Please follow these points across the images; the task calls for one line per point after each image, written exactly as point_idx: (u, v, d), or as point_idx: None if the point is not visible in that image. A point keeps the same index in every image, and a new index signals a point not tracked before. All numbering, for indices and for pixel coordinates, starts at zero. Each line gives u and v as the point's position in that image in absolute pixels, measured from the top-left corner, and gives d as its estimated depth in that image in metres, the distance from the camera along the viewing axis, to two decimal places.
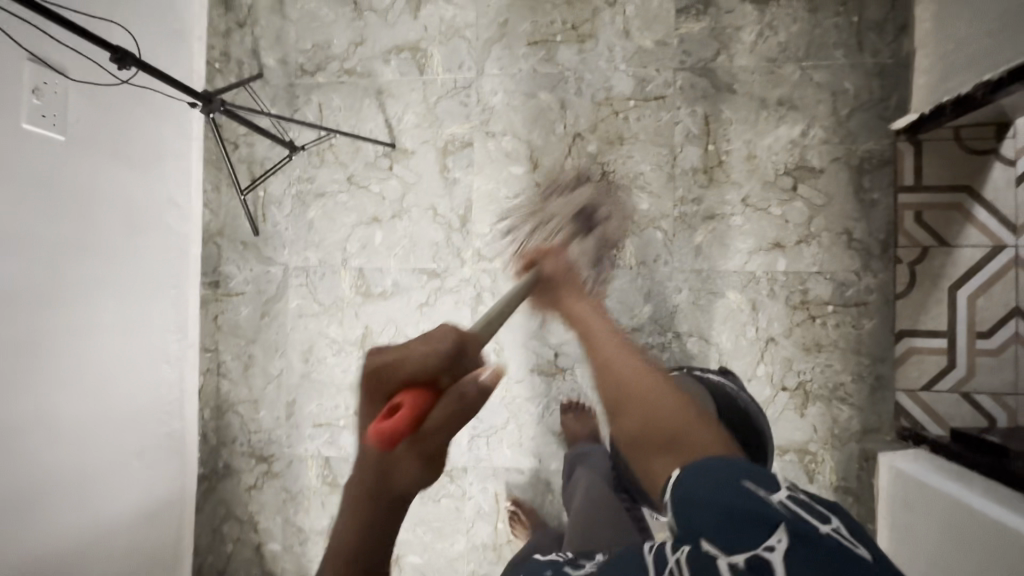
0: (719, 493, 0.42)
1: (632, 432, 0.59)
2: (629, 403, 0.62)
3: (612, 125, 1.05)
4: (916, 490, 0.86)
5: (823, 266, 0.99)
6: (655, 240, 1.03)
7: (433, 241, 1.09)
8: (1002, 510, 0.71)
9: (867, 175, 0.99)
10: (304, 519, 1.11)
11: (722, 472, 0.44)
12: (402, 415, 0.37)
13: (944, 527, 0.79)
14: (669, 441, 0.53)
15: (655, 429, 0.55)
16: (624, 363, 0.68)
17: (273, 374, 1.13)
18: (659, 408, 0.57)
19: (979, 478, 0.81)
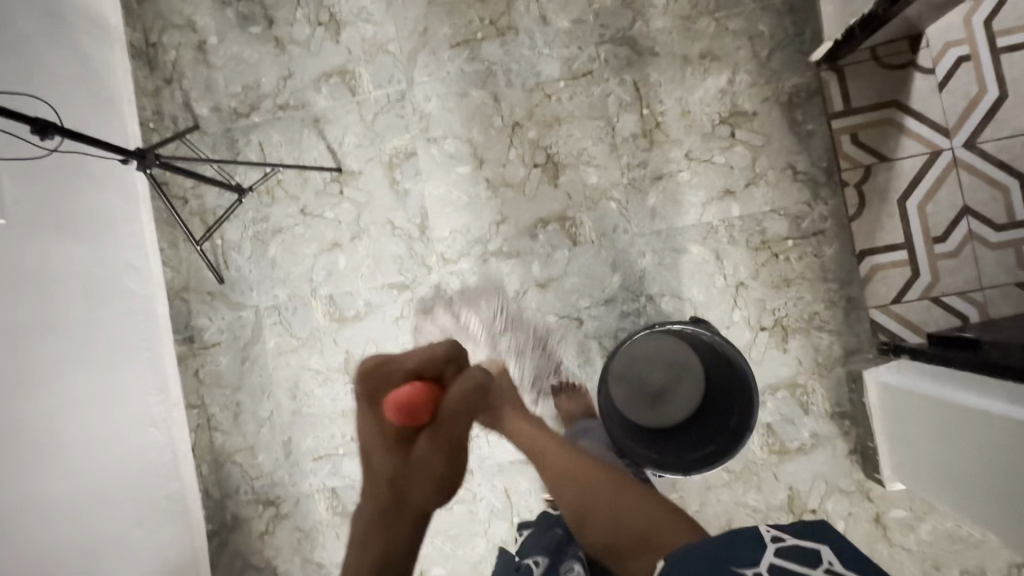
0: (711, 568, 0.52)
1: (599, 534, 0.65)
2: (591, 511, 0.67)
3: (547, 108, 1.07)
4: (916, 402, 0.85)
5: (775, 204, 1.01)
6: (610, 211, 1.05)
7: (397, 255, 1.10)
8: (998, 400, 0.71)
9: (798, 109, 1.01)
10: (321, 554, 1.10)
11: (710, 556, 0.53)
12: (422, 395, 0.64)
13: (950, 431, 0.78)
14: (641, 548, 0.60)
15: (625, 529, 0.63)
16: (574, 469, 0.73)
17: (264, 417, 1.12)
18: (627, 513, 0.64)
19: (955, 372, 0.83)
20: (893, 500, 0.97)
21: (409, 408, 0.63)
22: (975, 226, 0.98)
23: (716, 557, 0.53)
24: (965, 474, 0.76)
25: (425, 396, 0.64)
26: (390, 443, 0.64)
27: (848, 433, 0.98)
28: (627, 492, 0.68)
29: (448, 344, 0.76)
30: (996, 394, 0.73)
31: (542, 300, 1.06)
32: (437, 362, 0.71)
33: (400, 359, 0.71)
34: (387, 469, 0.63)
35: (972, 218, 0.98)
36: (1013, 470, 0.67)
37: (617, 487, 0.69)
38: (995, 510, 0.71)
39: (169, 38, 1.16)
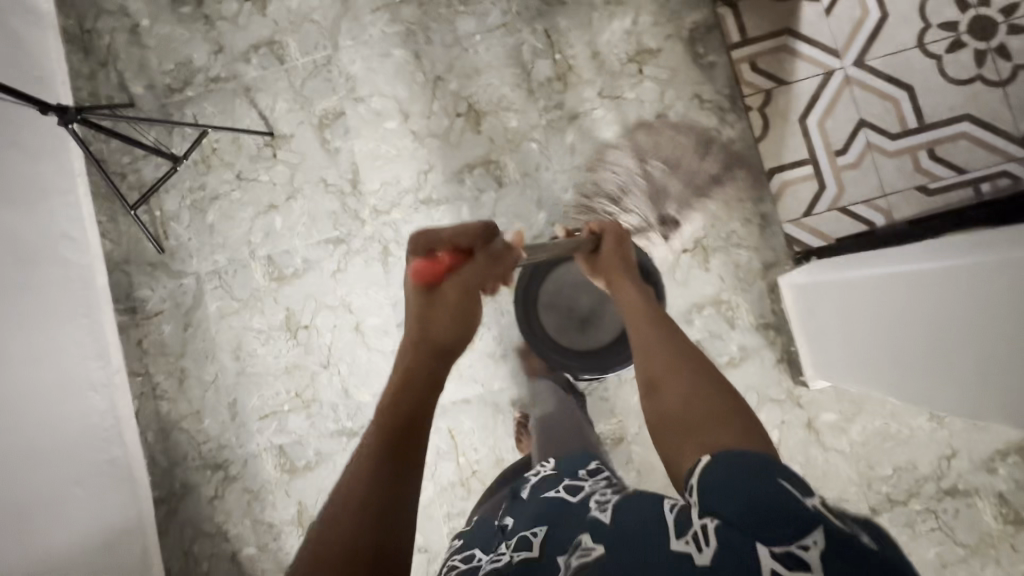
0: (759, 480, 0.41)
1: (663, 409, 0.59)
2: (661, 381, 0.62)
3: (466, 61, 1.12)
4: (856, 294, 0.82)
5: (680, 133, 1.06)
6: (532, 151, 1.09)
7: (332, 211, 1.13)
8: (946, 256, 0.67)
9: (699, 43, 1.07)
10: (272, 513, 1.10)
11: (752, 464, 0.43)
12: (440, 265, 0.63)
13: (890, 309, 0.74)
14: (686, 433, 0.54)
15: (688, 413, 0.56)
16: (661, 343, 0.66)
17: (209, 381, 1.13)
18: (696, 401, 0.57)
19: (857, 258, 0.89)
20: (822, 404, 1.00)
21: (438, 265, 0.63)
22: (872, 137, 1.03)
23: (760, 468, 0.43)
24: (908, 347, 0.72)
25: (449, 260, 0.63)
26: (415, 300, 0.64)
27: (774, 343, 1.01)
28: (710, 389, 0.58)
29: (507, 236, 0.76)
30: (946, 254, 0.69)
31: None
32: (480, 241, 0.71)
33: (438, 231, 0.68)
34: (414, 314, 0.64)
35: (869, 129, 1.03)
36: (911, 323, 0.70)
37: (696, 390, 0.58)
38: (934, 374, 0.69)
39: (103, 24, 1.20)
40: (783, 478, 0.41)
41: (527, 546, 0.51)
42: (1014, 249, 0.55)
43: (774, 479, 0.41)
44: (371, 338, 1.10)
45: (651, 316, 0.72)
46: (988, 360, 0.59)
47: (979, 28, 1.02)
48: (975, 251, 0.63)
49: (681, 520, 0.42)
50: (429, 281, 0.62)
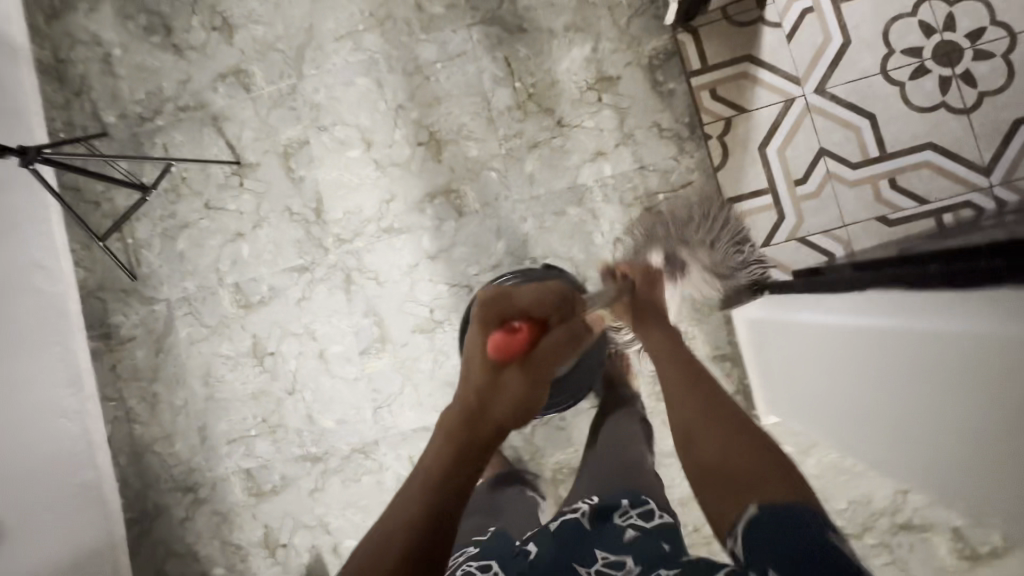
0: (793, 524, 0.48)
1: (700, 458, 0.62)
2: (697, 432, 0.64)
3: (427, 89, 1.12)
4: (808, 336, 0.78)
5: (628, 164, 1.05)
6: (492, 180, 1.10)
7: (296, 239, 1.15)
8: (868, 311, 0.64)
9: (659, 70, 1.07)
10: (240, 535, 1.13)
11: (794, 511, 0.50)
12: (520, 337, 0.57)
13: (838, 366, 0.69)
14: (730, 480, 0.56)
15: (727, 461, 0.58)
16: (690, 396, 0.70)
17: (179, 406, 1.16)
18: (737, 452, 0.58)
19: (802, 296, 0.85)
20: (776, 436, 1.00)
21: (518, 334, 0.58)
22: (832, 166, 1.02)
23: (804, 518, 0.49)
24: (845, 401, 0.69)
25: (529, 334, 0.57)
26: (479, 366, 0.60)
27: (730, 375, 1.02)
28: (746, 435, 0.60)
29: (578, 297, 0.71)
30: (865, 307, 0.66)
31: (434, 269, 1.10)
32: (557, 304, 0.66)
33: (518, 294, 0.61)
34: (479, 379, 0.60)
35: (829, 158, 1.02)
36: (855, 387, 0.65)
37: (737, 439, 0.60)
38: (868, 441, 0.66)
39: (76, 53, 1.22)
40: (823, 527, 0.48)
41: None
42: (912, 317, 0.55)
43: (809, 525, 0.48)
44: (334, 366, 1.12)
45: (680, 358, 0.78)
46: (900, 427, 0.57)
47: (944, 54, 1.00)
48: (893, 307, 0.60)
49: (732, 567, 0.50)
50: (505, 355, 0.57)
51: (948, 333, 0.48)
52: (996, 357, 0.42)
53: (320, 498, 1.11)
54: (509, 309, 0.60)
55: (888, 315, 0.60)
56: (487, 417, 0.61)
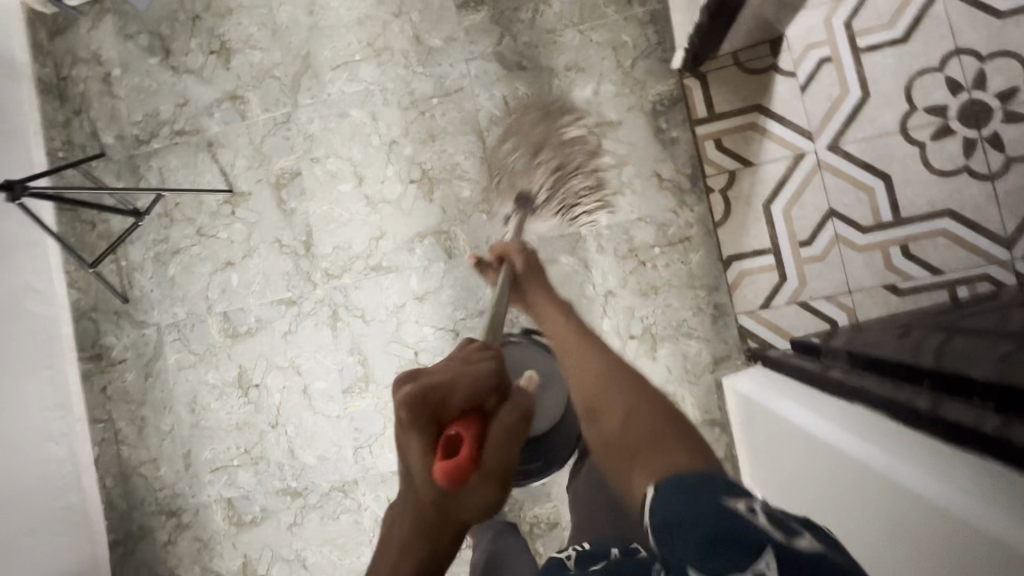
0: (693, 509, 0.38)
1: (606, 434, 0.58)
2: (600, 408, 0.61)
3: (422, 125, 1.10)
4: (788, 435, 0.73)
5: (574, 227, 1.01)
6: (483, 223, 1.07)
7: (285, 271, 1.14)
8: (850, 435, 0.59)
9: (662, 116, 1.02)
10: (219, 563, 1.14)
11: (686, 489, 0.40)
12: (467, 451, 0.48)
13: (813, 476, 0.65)
14: (636, 453, 0.51)
15: (627, 439, 0.53)
16: (590, 370, 0.67)
17: (166, 430, 1.17)
18: (637, 424, 0.55)
19: (795, 384, 0.81)
20: None
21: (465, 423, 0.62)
22: (841, 228, 0.96)
23: (693, 491, 0.40)
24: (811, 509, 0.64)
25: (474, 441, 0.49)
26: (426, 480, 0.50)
27: (719, 441, 0.98)
28: (646, 409, 0.57)
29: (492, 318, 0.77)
30: (859, 424, 0.60)
31: (420, 310, 1.08)
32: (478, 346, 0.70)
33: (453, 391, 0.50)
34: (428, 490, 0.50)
35: (838, 220, 0.97)
36: (826, 504, 0.61)
37: (635, 412, 0.57)
38: None
39: (78, 71, 1.22)
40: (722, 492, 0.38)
41: None
42: (897, 457, 0.50)
43: (712, 495, 0.38)
44: (317, 402, 1.11)
45: (569, 333, 0.77)
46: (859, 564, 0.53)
47: (970, 115, 0.94)
48: (887, 440, 0.54)
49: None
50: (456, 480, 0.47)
51: (929, 504, 0.42)
52: (970, 545, 0.38)
53: (298, 532, 1.11)
54: (445, 409, 0.50)
55: (872, 442, 0.55)
56: (453, 515, 0.51)
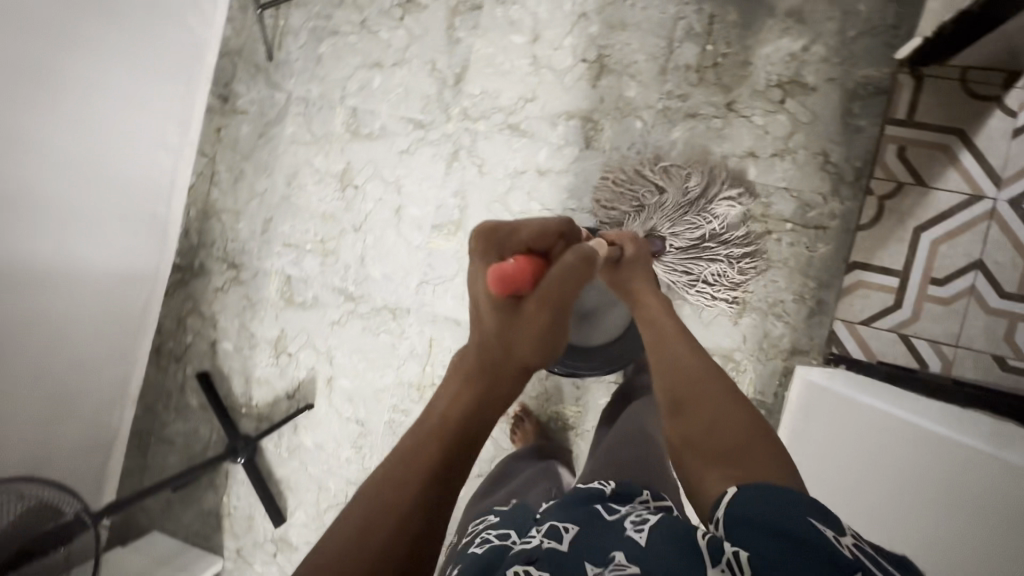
0: (774, 518, 0.44)
1: (687, 433, 0.61)
2: (688, 405, 0.63)
3: (618, 10, 1.06)
4: (857, 417, 0.80)
5: (725, 262, 0.97)
6: (633, 128, 1.05)
7: (426, 94, 1.14)
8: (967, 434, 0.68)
9: (858, 101, 0.97)
10: (257, 326, 1.21)
11: (780, 497, 0.45)
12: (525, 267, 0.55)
13: (893, 458, 0.73)
14: (725, 460, 0.56)
15: (712, 438, 0.58)
16: (689, 358, 0.68)
17: (257, 191, 1.22)
18: (724, 426, 0.59)
19: (866, 383, 0.87)
20: None
21: (515, 270, 0.54)
22: (979, 283, 0.93)
23: (788, 500, 0.45)
24: (841, 469, 0.79)
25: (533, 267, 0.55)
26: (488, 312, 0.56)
27: None
28: (728, 409, 0.60)
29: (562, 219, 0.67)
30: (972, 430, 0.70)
31: (537, 184, 1.09)
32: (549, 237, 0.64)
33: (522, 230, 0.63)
34: (491, 325, 0.56)
35: (980, 274, 0.93)
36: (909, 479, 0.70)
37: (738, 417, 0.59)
38: (879, 521, 0.70)
39: None
40: (814, 516, 0.44)
41: (558, 536, 0.50)
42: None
43: (800, 512, 0.44)
44: (404, 225, 1.14)
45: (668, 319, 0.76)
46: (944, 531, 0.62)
47: None
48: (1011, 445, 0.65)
49: (716, 544, 0.44)
50: (510, 285, 0.54)
51: None
52: None
53: (336, 331, 1.17)
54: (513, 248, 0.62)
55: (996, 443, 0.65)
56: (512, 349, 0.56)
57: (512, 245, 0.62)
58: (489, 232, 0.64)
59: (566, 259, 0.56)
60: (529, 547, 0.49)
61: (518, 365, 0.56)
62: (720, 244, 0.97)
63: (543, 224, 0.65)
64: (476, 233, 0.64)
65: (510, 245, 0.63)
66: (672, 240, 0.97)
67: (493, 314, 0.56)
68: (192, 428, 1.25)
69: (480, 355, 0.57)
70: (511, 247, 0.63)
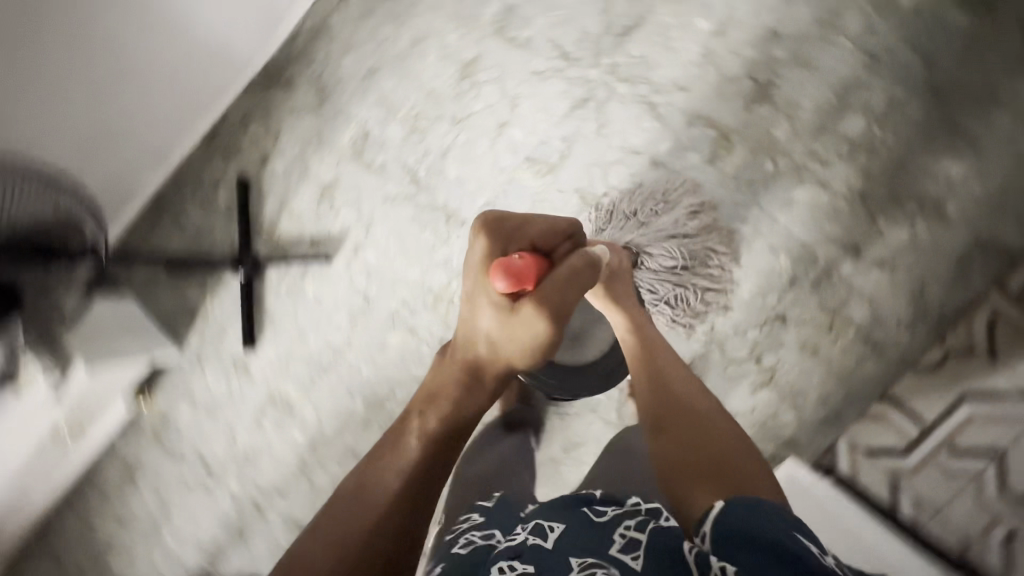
0: (749, 530, 0.52)
1: (670, 450, 0.69)
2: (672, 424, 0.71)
3: (811, 48, 1.00)
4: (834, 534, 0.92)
5: (690, 291, 0.99)
6: (761, 168, 1.01)
7: (586, 30, 1.08)
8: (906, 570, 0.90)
9: (980, 254, 0.95)
10: (315, 163, 1.18)
11: (769, 517, 0.53)
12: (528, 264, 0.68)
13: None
14: (714, 475, 0.62)
15: (695, 454, 0.66)
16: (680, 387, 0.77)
17: (378, 36, 1.16)
18: (708, 446, 0.67)
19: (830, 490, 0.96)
20: None
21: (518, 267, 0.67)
22: (988, 475, 0.92)
23: (779, 519, 0.53)
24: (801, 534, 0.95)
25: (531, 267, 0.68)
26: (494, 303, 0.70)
27: None
28: (711, 429, 0.69)
29: (570, 220, 0.79)
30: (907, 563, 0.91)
31: (644, 171, 1.05)
32: (550, 242, 0.76)
33: (524, 226, 0.75)
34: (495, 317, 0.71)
35: (995, 466, 0.92)
36: None
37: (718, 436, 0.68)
38: None
39: None
40: (777, 519, 0.53)
41: (542, 534, 0.65)
42: None
43: (765, 521, 0.52)
44: (500, 143, 1.10)
45: (663, 350, 0.83)
46: None
47: None
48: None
49: (705, 559, 0.52)
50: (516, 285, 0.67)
51: None
52: None
53: (387, 206, 1.14)
54: (511, 245, 0.74)
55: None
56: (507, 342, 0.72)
57: (519, 240, 0.74)
58: (495, 225, 0.75)
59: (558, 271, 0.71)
60: (518, 545, 0.64)
61: (506, 362, 0.73)
62: (688, 273, 0.99)
63: (551, 227, 0.76)
64: (483, 223, 0.76)
65: (517, 238, 0.75)
66: (645, 257, 0.97)
67: (496, 309, 0.70)
68: (208, 223, 1.23)
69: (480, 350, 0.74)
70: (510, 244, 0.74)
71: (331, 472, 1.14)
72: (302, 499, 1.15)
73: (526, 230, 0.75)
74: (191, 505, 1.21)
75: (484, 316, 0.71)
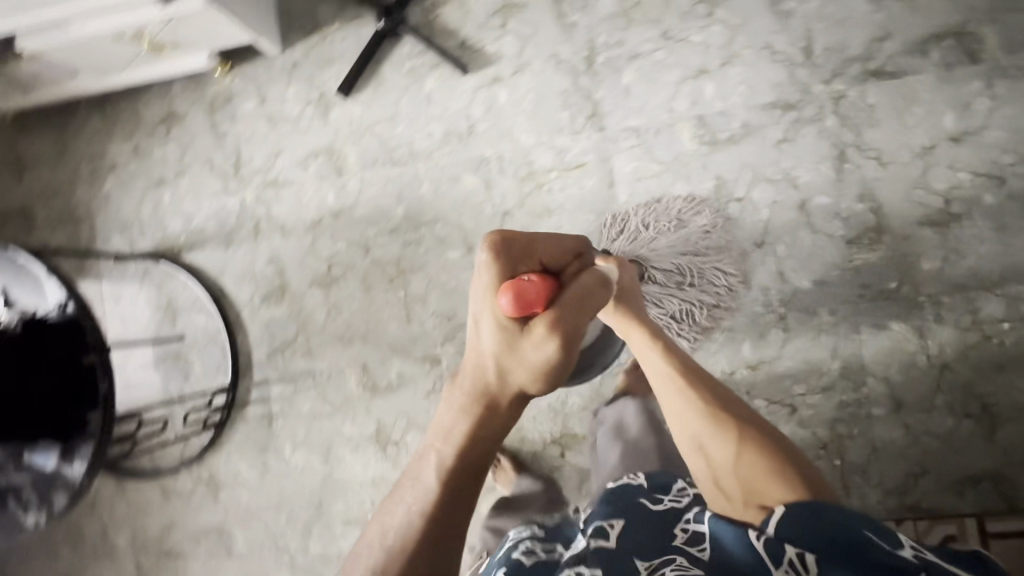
0: (826, 530, 0.53)
1: (715, 472, 0.66)
2: (711, 445, 0.67)
3: (1020, 215, 0.93)
4: None
5: (695, 308, 0.98)
6: (884, 281, 0.97)
7: (845, 44, 0.98)
8: None
9: (992, 485, 0.93)
10: None
11: (838, 520, 0.54)
12: (538, 285, 0.51)
13: None
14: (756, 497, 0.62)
15: (738, 477, 0.64)
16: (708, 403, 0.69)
17: None
18: (744, 466, 0.63)
19: None
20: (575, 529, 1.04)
21: (527, 290, 0.50)
22: None
23: (844, 519, 0.54)
24: None
25: (542, 287, 0.51)
26: (497, 329, 0.50)
27: None
28: (747, 433, 0.66)
29: (576, 237, 0.65)
30: None
31: (788, 205, 0.99)
32: (556, 261, 0.60)
33: (534, 243, 0.58)
34: (496, 347, 0.50)
35: None
36: None
37: (744, 456, 0.64)
38: None
39: None
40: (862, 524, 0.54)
41: (603, 535, 0.62)
42: None
43: (848, 525, 0.53)
44: (689, 85, 1.02)
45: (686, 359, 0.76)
46: None
47: None
48: None
49: (780, 547, 0.54)
50: (526, 306, 0.50)
51: None
52: None
53: (548, 64, 1.07)
54: (521, 265, 0.57)
55: None
56: (512, 372, 0.49)
57: (529, 260, 0.58)
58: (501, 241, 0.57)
59: (575, 291, 0.55)
60: (580, 549, 0.61)
61: (518, 395, 0.50)
62: (697, 290, 0.97)
63: (559, 243, 0.61)
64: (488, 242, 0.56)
65: (526, 259, 0.57)
66: (652, 272, 0.96)
67: (498, 337, 0.50)
68: None
69: (484, 380, 0.50)
70: (517, 265, 0.57)
71: (334, 247, 1.14)
72: (297, 250, 1.15)
73: (536, 246, 0.59)
74: (201, 186, 1.20)
75: (483, 338, 0.51)
